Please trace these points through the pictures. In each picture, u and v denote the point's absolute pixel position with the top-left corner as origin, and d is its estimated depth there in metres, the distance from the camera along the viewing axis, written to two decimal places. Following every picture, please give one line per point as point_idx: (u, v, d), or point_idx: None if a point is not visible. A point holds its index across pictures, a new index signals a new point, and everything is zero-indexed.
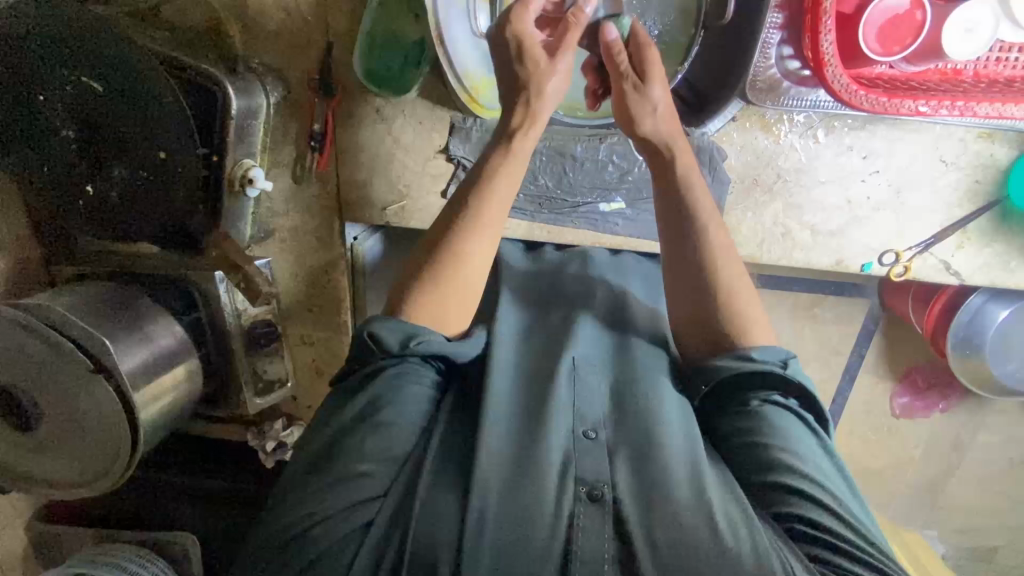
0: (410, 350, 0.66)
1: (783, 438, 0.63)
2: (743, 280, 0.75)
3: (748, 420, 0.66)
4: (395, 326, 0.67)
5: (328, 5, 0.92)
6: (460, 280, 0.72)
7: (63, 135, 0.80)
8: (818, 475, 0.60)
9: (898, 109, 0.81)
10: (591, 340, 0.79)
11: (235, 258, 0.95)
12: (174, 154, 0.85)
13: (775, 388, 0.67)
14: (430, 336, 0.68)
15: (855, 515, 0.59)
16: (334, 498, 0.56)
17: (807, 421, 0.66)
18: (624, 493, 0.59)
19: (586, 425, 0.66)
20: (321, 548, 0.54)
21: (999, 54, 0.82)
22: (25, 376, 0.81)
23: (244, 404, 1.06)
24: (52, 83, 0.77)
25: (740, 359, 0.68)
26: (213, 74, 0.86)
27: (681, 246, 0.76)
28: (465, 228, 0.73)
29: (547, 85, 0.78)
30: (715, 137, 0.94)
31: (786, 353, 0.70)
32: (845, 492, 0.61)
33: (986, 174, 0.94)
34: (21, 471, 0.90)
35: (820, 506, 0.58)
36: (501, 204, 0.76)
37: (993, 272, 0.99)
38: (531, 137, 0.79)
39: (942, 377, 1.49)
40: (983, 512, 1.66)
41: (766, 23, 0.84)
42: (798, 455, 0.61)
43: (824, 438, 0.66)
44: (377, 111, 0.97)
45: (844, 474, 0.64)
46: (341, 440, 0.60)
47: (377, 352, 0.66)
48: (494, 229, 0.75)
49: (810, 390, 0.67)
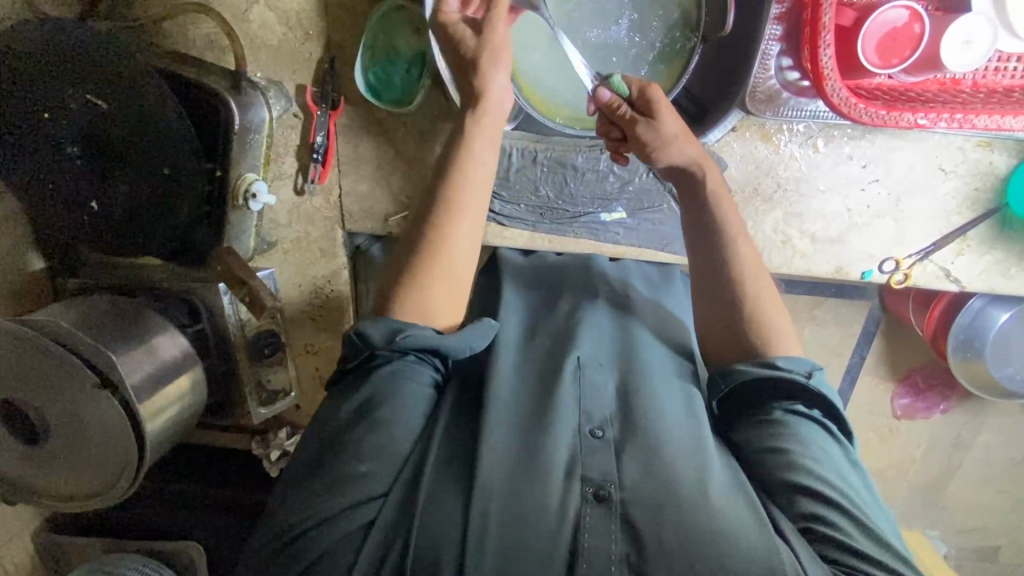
0: (395, 345, 0.65)
1: (803, 444, 0.63)
2: (769, 289, 0.76)
3: (768, 425, 0.66)
4: (383, 321, 0.67)
5: (329, 19, 0.92)
6: (434, 269, 0.71)
7: (65, 152, 0.78)
8: (835, 480, 0.60)
9: (897, 122, 0.80)
10: (595, 339, 0.80)
11: (241, 273, 0.90)
12: (178, 168, 0.86)
13: (798, 397, 0.67)
14: (417, 330, 0.67)
15: (873, 520, 0.59)
16: (338, 499, 0.57)
17: (828, 428, 0.66)
18: (632, 492, 0.60)
19: (593, 423, 0.67)
20: (329, 543, 0.55)
21: (998, 64, 0.82)
22: (33, 388, 0.81)
23: (247, 415, 1.06)
24: (56, 101, 0.75)
25: (765, 366, 0.68)
26: (218, 91, 0.85)
27: (700, 271, 0.77)
28: (440, 219, 0.73)
29: (491, 62, 0.77)
30: (716, 147, 0.94)
31: (812, 363, 0.69)
32: (864, 498, 0.61)
33: (985, 182, 0.94)
34: (25, 482, 0.90)
35: (837, 509, 0.58)
36: (472, 185, 0.75)
37: (992, 278, 1.00)
38: (492, 119, 0.78)
39: (943, 377, 1.49)
40: (984, 512, 1.67)
41: (766, 35, 0.83)
42: (816, 460, 0.62)
43: (844, 445, 0.66)
44: (378, 123, 0.98)
45: (863, 478, 0.64)
46: (340, 442, 0.61)
47: (365, 348, 0.66)
48: (462, 210, 0.73)
49: (833, 401, 0.67)
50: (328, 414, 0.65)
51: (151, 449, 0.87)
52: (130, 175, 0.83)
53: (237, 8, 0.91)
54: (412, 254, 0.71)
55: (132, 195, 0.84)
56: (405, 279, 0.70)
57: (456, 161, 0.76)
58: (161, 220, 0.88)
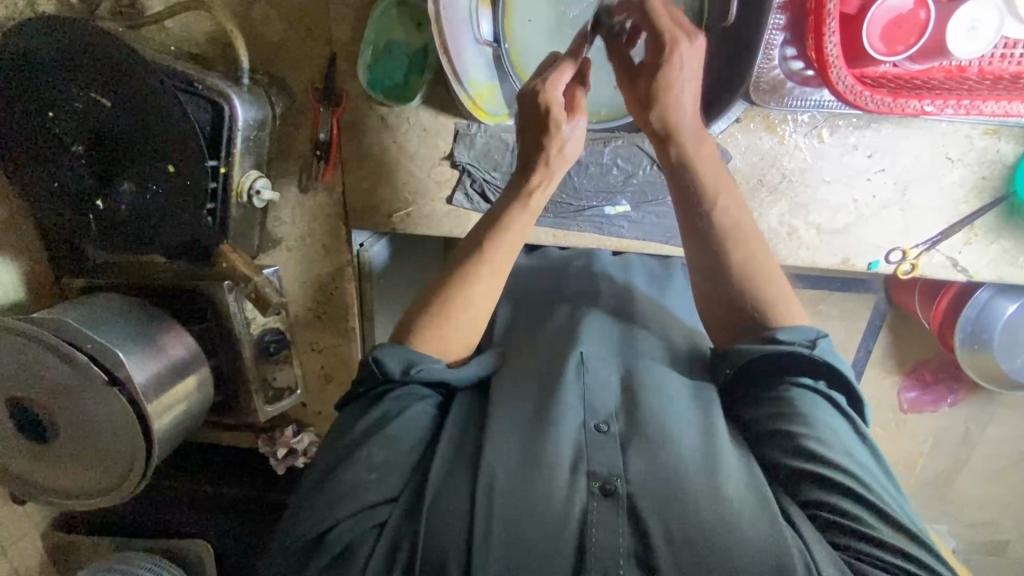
0: (410, 377, 0.66)
1: (810, 425, 0.61)
2: (768, 258, 0.75)
3: (776, 408, 0.65)
4: (398, 351, 0.68)
5: (330, 14, 0.92)
6: (462, 307, 0.73)
7: (74, 151, 0.82)
8: (846, 461, 0.59)
9: (904, 109, 0.80)
10: (600, 334, 0.80)
11: (244, 269, 0.89)
12: (180, 164, 0.83)
13: (806, 371, 0.65)
14: (429, 363, 0.68)
15: (884, 500, 0.58)
16: (345, 505, 0.57)
17: (835, 402, 0.65)
18: (639, 486, 0.59)
19: (598, 418, 0.67)
20: (340, 545, 0.56)
21: (1003, 51, 0.81)
22: (41, 389, 0.82)
23: (254, 413, 1.07)
24: (64, 101, 0.79)
25: (766, 343, 0.67)
26: (220, 88, 0.83)
27: (696, 255, 0.76)
28: (470, 266, 0.76)
29: (564, 147, 0.80)
30: (720, 138, 0.93)
31: (816, 332, 0.68)
32: (875, 478, 0.60)
33: (992, 170, 0.93)
34: (33, 481, 0.91)
35: (850, 495, 0.57)
36: (504, 241, 0.77)
37: (1001, 267, 0.99)
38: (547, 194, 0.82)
39: (950, 370, 1.49)
40: (992, 506, 1.66)
41: (769, 24, 0.82)
42: (825, 443, 0.60)
43: (853, 422, 0.64)
44: (382, 119, 0.97)
45: (874, 457, 0.63)
46: (351, 448, 0.61)
47: (379, 376, 0.67)
48: (489, 263, 0.76)
49: (840, 369, 0.66)
50: (341, 425, 0.66)
51: (160, 448, 0.87)
52: (134, 173, 0.83)
53: (238, 5, 0.92)
54: (434, 292, 0.74)
55: (135, 193, 0.84)
56: (432, 313, 0.73)
57: (506, 222, 0.79)
58: (165, 219, 0.85)
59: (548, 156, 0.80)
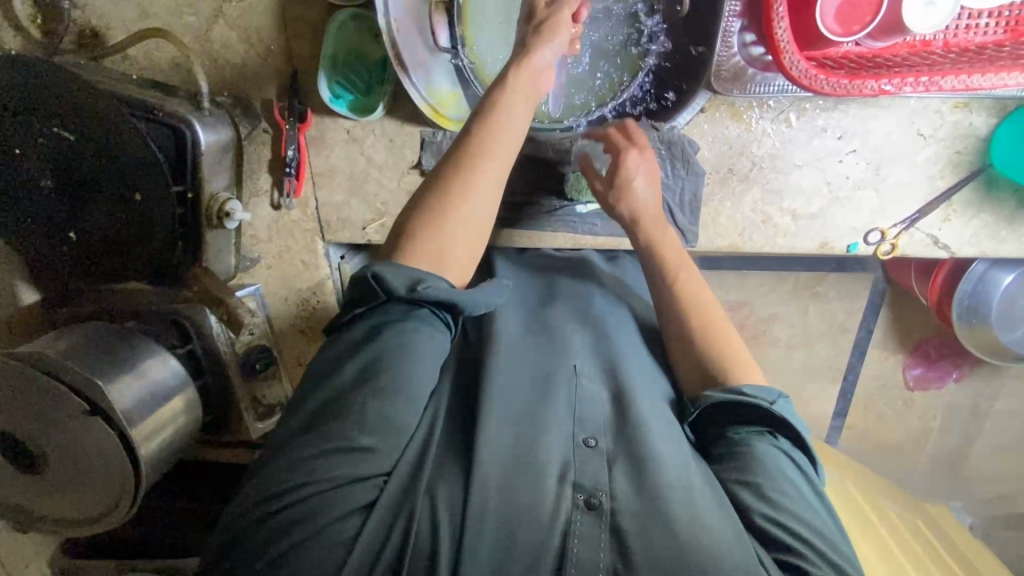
0: (417, 295, 0.64)
1: (771, 476, 0.62)
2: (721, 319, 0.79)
3: (739, 456, 0.65)
4: (401, 269, 0.65)
5: (292, 32, 0.92)
6: (472, 195, 0.70)
7: (42, 185, 0.82)
8: (805, 514, 0.60)
9: (861, 90, 0.78)
10: (588, 349, 0.79)
11: (217, 292, 0.89)
12: (147, 193, 0.84)
13: (768, 424, 0.67)
14: (438, 282, 0.66)
15: (843, 555, 0.58)
16: (332, 473, 0.54)
17: (796, 460, 0.66)
18: (623, 504, 0.59)
19: (586, 432, 0.66)
20: (319, 526, 0.52)
21: (969, 22, 0.79)
22: (26, 420, 0.83)
23: (245, 430, 1.09)
24: (25, 139, 0.80)
25: (730, 393, 0.68)
26: (179, 113, 0.83)
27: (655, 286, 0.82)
28: (476, 137, 0.73)
29: (560, 22, 0.80)
30: (685, 130, 0.92)
31: (777, 392, 0.69)
32: (836, 536, 0.60)
33: (967, 144, 0.91)
34: (30, 512, 0.92)
35: (809, 544, 0.58)
36: (513, 112, 0.76)
37: (982, 242, 0.97)
38: (529, 74, 0.78)
39: (954, 345, 1.46)
40: (1010, 478, 1.63)
41: (725, 12, 0.82)
42: (787, 496, 0.61)
43: (811, 477, 0.65)
44: (347, 133, 0.98)
45: (833, 515, 0.63)
46: (339, 401, 0.59)
47: (382, 293, 0.64)
48: (499, 140, 0.73)
49: (799, 430, 0.67)
50: None
51: (150, 472, 0.89)
52: (101, 204, 0.84)
53: (197, 29, 0.92)
54: (431, 193, 0.70)
55: (106, 222, 0.85)
56: (437, 205, 0.69)
57: (500, 89, 0.77)
58: (137, 244, 0.87)
59: (551, 23, 0.80)
